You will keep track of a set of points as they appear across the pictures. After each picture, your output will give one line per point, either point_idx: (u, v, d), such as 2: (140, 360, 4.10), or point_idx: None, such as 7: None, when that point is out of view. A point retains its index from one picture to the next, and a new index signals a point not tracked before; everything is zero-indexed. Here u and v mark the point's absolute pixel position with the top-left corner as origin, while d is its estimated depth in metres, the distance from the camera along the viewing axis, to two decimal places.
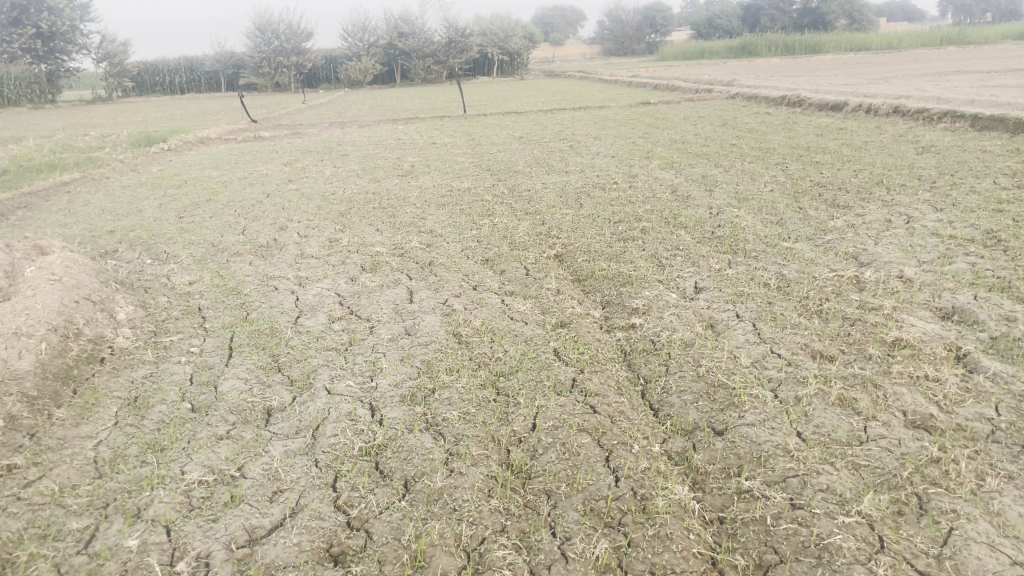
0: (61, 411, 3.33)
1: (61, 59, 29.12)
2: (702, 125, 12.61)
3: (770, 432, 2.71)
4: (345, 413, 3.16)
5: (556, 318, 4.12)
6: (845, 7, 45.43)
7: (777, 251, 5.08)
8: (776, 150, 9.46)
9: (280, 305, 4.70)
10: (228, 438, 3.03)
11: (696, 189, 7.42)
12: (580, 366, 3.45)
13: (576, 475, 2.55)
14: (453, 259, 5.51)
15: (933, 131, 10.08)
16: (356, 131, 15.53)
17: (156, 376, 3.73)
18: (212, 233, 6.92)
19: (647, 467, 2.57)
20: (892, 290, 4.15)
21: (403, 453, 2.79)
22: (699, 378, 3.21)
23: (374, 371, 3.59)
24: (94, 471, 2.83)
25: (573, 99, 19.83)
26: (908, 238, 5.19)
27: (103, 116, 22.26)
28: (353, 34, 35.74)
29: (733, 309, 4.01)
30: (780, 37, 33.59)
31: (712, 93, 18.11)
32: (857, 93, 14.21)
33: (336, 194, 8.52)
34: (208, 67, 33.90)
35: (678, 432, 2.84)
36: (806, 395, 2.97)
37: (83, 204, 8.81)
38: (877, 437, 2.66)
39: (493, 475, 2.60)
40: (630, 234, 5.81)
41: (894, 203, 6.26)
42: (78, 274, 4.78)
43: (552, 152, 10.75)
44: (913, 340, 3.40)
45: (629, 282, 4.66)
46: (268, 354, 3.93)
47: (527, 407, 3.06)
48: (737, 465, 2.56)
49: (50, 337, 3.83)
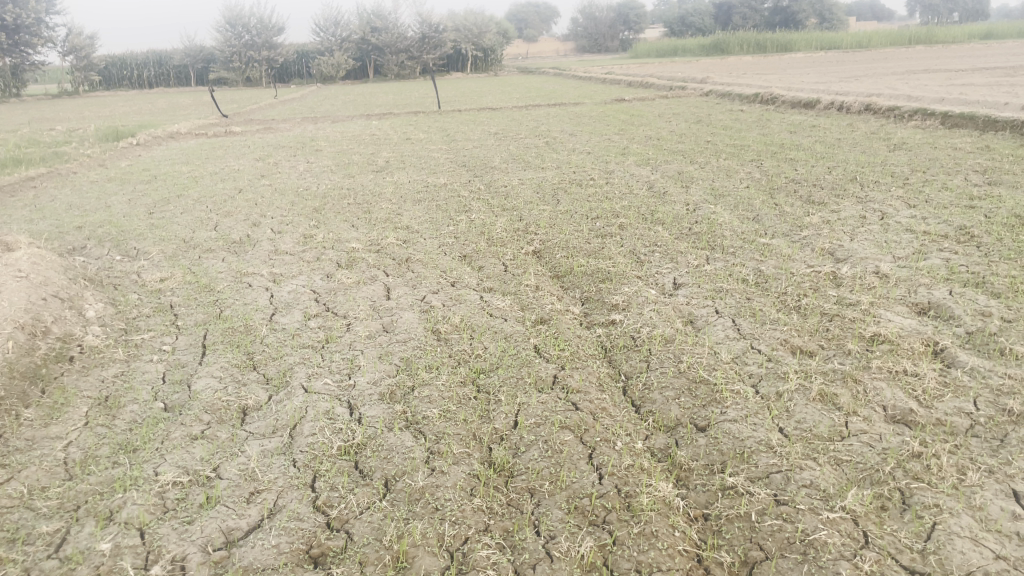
0: (29, 411, 3.24)
1: (26, 52, 28.65)
2: (677, 122, 12.65)
3: (753, 428, 2.71)
4: (323, 411, 3.11)
5: (535, 315, 4.09)
6: (815, 6, 45.86)
7: (754, 247, 5.10)
8: (751, 147, 9.51)
9: (254, 302, 4.63)
10: (202, 438, 2.97)
11: (672, 185, 7.44)
12: (560, 363, 3.42)
13: (559, 473, 2.53)
14: (430, 255, 5.47)
15: (904, 128, 10.19)
16: (329, 126, 15.40)
17: (127, 375, 3.65)
18: (183, 229, 6.81)
19: (630, 464, 2.55)
20: (869, 286, 4.18)
21: (383, 452, 2.75)
22: (680, 375, 3.20)
23: (352, 369, 3.53)
24: (64, 473, 2.75)
25: (547, 96, 19.81)
26: (883, 234, 5.23)
27: (69, 111, 21.87)
28: (325, 28, 35.46)
29: (712, 305, 4.01)
30: (752, 35, 33.81)
31: (686, 90, 18.19)
32: (829, 91, 14.33)
33: (310, 190, 8.42)
34: (178, 61, 33.46)
35: (660, 429, 2.83)
36: (787, 390, 2.97)
37: (50, 199, 8.65)
38: (858, 432, 2.66)
39: (475, 474, 2.57)
40: (607, 230, 5.80)
41: (868, 200, 6.31)
42: (45, 271, 4.67)
43: (528, 148, 10.72)
44: (890, 335, 3.42)
45: (608, 278, 4.65)
46: (243, 352, 3.86)
47: (508, 404, 3.03)
48: (721, 461, 2.55)
49: (16, 335, 3.73)
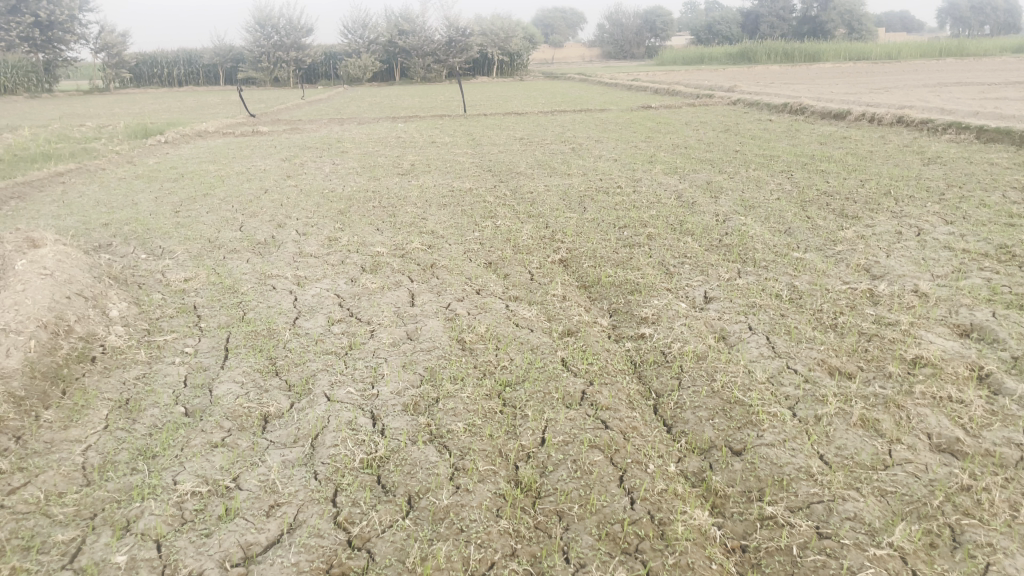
0: (50, 413, 3.20)
1: (59, 48, 29.02)
2: (705, 131, 12.50)
3: (792, 454, 2.60)
4: (345, 421, 3.03)
5: (563, 326, 4.00)
6: (845, 16, 45.33)
7: (787, 261, 4.97)
8: (781, 158, 9.34)
9: (278, 305, 4.57)
10: (222, 446, 2.90)
11: (701, 195, 7.33)
12: (589, 378, 3.32)
13: (589, 496, 2.44)
14: (455, 261, 5.40)
15: (939, 142, 10.00)
16: (355, 128, 15.42)
17: (149, 377, 3.60)
18: (208, 228, 6.79)
19: (663, 489, 2.46)
20: (908, 305, 4.04)
21: (407, 467, 2.66)
22: (714, 394, 3.09)
23: (375, 378, 3.46)
24: (82, 479, 2.70)
25: (574, 102, 19.71)
26: (921, 251, 5.09)
27: (100, 108, 22.04)
28: (353, 30, 35.52)
29: (745, 321, 3.90)
30: (781, 44, 33.54)
31: (713, 99, 18.00)
32: (860, 103, 14.10)
33: (335, 192, 8.39)
34: (207, 60, 33.71)
35: (693, 451, 2.73)
36: (827, 414, 2.86)
37: (78, 196, 8.67)
38: (903, 461, 2.54)
39: (502, 494, 2.49)
40: (635, 240, 5.69)
41: (904, 215, 6.16)
42: (70, 269, 4.64)
43: (554, 154, 10.65)
44: (933, 358, 3.29)
45: (637, 290, 4.55)
46: (265, 357, 3.80)
47: (536, 420, 2.95)
48: (758, 488, 2.45)
49: (39, 334, 3.69)
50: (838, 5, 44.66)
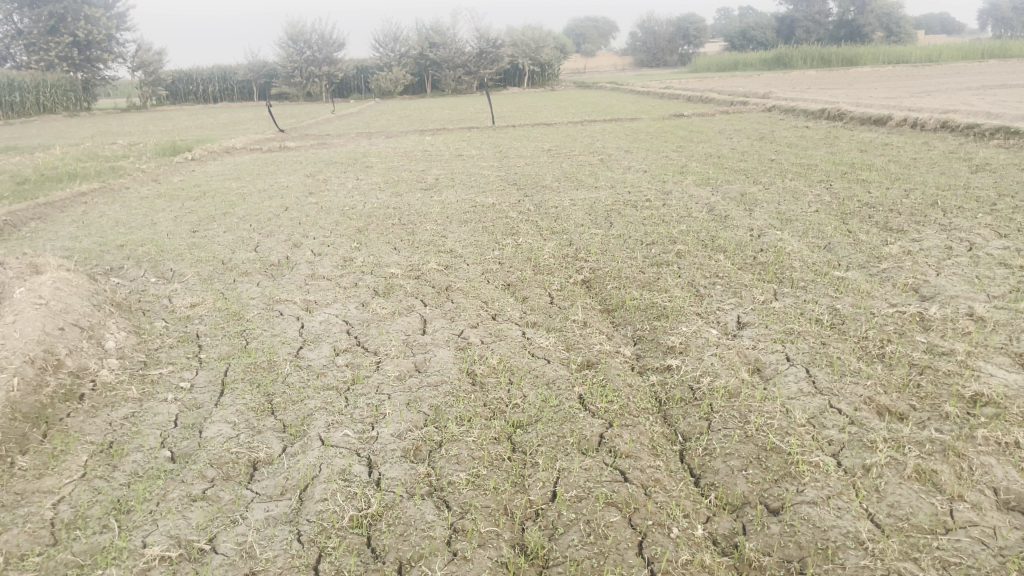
0: (25, 459, 2.96)
1: (98, 67, 29.42)
2: (739, 139, 12.10)
3: (837, 514, 2.28)
4: (338, 470, 2.76)
5: (582, 357, 3.69)
6: (883, 19, 44.11)
7: (828, 281, 4.61)
8: (819, 167, 8.94)
9: (282, 333, 4.33)
10: (202, 500, 2.64)
11: (734, 208, 6.97)
12: (608, 419, 3.01)
13: (602, 567, 2.14)
14: (472, 283, 5.12)
15: (986, 148, 9.52)
16: (382, 142, 15.28)
17: (137, 417, 3.36)
18: (223, 249, 6.59)
19: (689, 560, 2.15)
20: (963, 331, 3.66)
21: (400, 528, 2.39)
22: (748, 440, 2.76)
23: (375, 418, 3.18)
24: (48, 537, 2.45)
25: (606, 111, 19.36)
26: (974, 269, 4.69)
27: (134, 126, 22.07)
28: (384, 43, 35.55)
29: (782, 351, 3.56)
30: (817, 49, 32.80)
31: (748, 106, 17.57)
32: (901, 108, 13.54)
33: (355, 209, 8.16)
34: (241, 77, 33.94)
35: (724, 509, 2.42)
36: (876, 464, 2.52)
37: (99, 216, 8.57)
38: (967, 524, 2.21)
39: (504, 562, 2.21)
40: (664, 259, 5.36)
41: (953, 228, 5.76)
42: (68, 296, 4.44)
43: (582, 166, 10.38)
44: (997, 396, 2.92)
45: (664, 315, 4.23)
46: (262, 393, 3.54)
47: (547, 470, 2.65)
48: (799, 559, 2.14)
49: (25, 370, 3.48)
50: (876, 8, 43.62)
